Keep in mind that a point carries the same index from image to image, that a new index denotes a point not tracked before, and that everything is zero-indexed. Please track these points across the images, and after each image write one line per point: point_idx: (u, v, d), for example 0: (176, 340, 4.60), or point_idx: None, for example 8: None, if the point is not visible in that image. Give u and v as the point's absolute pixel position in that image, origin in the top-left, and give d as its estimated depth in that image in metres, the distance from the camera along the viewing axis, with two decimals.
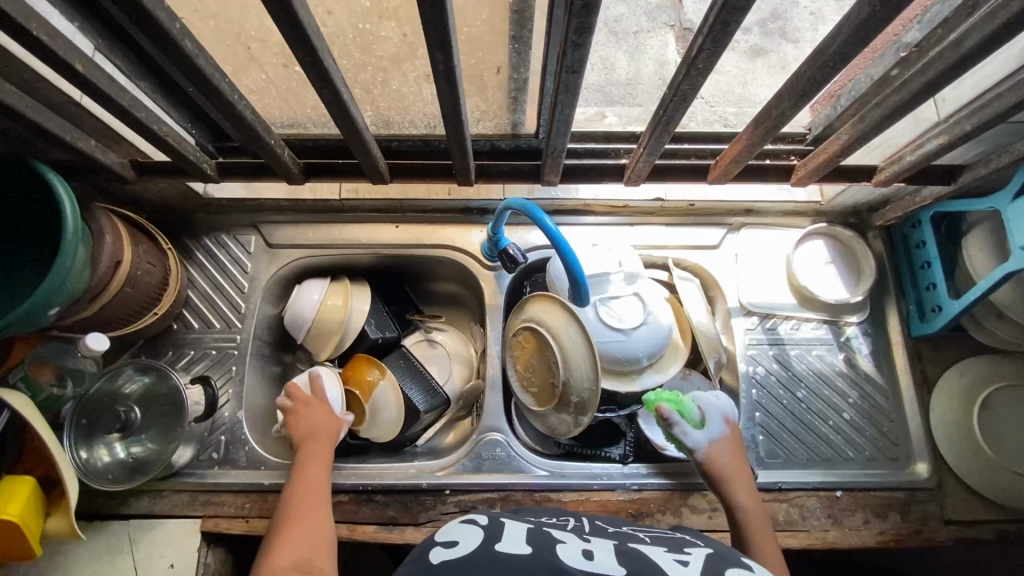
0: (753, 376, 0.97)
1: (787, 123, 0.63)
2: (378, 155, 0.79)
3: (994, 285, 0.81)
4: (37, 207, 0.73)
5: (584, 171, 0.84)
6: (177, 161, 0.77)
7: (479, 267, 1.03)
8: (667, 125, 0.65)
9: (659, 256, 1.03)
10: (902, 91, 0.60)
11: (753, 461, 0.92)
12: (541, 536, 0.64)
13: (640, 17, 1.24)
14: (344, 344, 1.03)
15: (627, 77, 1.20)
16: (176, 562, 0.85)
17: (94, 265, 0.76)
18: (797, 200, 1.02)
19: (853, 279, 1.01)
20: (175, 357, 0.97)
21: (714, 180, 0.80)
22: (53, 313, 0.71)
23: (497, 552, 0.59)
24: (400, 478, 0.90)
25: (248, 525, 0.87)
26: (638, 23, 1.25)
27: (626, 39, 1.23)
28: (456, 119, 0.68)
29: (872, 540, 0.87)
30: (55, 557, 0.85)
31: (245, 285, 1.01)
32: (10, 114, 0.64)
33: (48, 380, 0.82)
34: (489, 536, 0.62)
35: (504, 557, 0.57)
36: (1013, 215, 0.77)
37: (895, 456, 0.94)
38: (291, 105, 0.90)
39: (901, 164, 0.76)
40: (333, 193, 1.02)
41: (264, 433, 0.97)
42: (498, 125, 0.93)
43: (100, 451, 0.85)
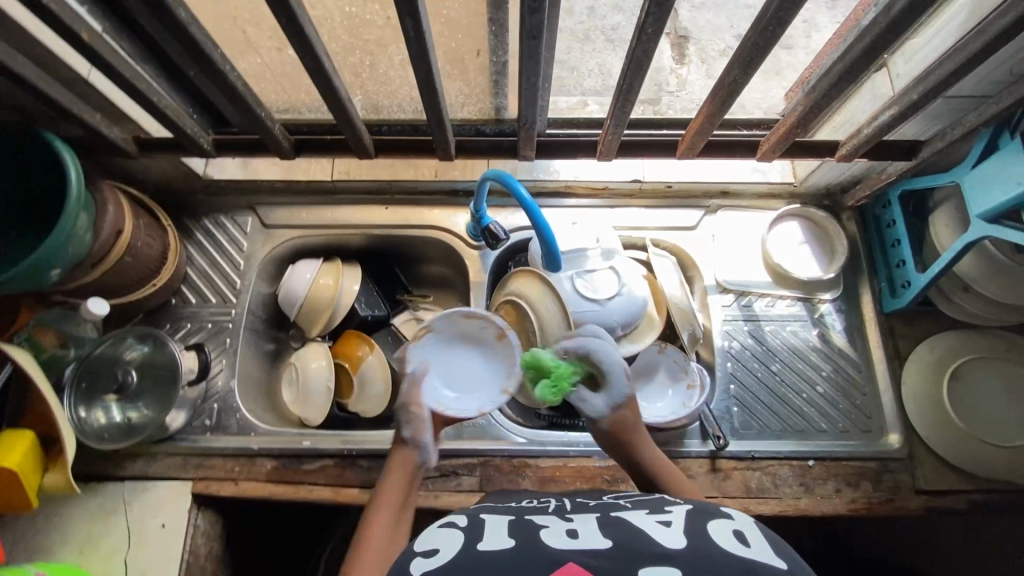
0: (728, 350, 1.00)
1: (741, 91, 0.68)
2: (362, 130, 0.84)
3: (957, 255, 0.84)
4: (44, 176, 0.78)
5: (559, 147, 0.88)
6: (176, 135, 0.82)
7: (464, 246, 1.07)
8: (629, 94, 0.70)
9: (638, 236, 1.06)
10: (843, 61, 0.65)
11: (727, 431, 0.95)
12: (525, 526, 0.60)
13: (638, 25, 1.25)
14: (335, 321, 1.08)
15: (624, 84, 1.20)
16: (167, 522, 0.89)
17: (97, 230, 0.80)
18: (770, 181, 1.07)
19: (827, 259, 1.04)
20: (172, 329, 1.01)
21: (682, 155, 0.84)
22: (54, 274, 0.76)
23: (482, 552, 0.55)
24: (385, 442, 0.93)
25: (237, 487, 0.91)
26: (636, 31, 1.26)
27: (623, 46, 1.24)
28: (433, 92, 0.73)
29: (844, 508, 0.89)
30: (53, 517, 0.89)
31: (240, 262, 1.06)
32: (21, 84, 0.69)
33: (51, 343, 0.87)
34: (471, 536, 0.58)
35: (491, 559, 0.54)
36: (971, 186, 0.80)
37: (868, 428, 0.96)
38: (286, 89, 0.96)
39: (859, 137, 0.79)
40: (325, 175, 1.08)
41: (254, 403, 1.01)
42: (482, 110, 0.96)
43: (97, 413, 0.89)
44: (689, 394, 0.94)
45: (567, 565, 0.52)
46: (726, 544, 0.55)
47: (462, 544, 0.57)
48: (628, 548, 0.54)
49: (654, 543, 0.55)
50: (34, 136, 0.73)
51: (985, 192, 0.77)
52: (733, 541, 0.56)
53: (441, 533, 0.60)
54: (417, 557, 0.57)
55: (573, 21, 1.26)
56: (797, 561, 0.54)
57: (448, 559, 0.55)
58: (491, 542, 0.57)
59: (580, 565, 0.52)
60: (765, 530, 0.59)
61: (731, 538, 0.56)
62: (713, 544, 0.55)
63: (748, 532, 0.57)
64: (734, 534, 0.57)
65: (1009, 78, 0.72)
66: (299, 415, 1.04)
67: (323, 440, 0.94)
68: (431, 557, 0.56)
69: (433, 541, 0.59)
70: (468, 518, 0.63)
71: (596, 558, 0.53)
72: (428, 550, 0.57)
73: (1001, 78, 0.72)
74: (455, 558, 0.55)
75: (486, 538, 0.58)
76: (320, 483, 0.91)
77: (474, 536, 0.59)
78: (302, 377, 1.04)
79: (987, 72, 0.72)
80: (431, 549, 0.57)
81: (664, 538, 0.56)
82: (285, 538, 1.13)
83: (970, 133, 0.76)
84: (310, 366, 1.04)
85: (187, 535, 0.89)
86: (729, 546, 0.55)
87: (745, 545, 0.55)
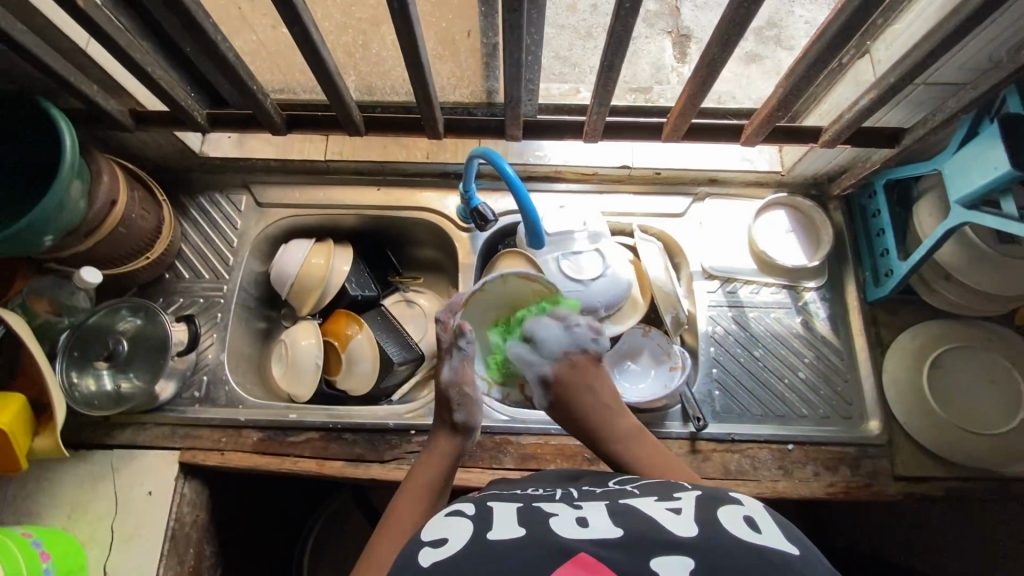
0: (712, 335, 1.01)
1: (720, 69, 0.69)
2: (353, 107, 0.85)
3: (936, 242, 0.85)
4: (41, 145, 0.80)
5: (546, 128, 0.90)
6: (170, 108, 0.84)
7: (454, 228, 1.08)
8: (611, 71, 0.72)
9: (626, 222, 1.07)
10: (820, 41, 0.66)
11: (708, 414, 0.96)
12: (532, 514, 0.55)
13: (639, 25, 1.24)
14: (324, 300, 1.09)
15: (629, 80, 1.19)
16: (154, 490, 0.91)
17: (92, 200, 0.82)
18: (758, 170, 1.08)
19: (813, 247, 1.04)
20: (165, 304, 1.03)
21: (667, 138, 0.86)
22: (48, 241, 0.78)
23: (487, 543, 0.50)
24: (369, 418, 0.95)
25: (223, 457, 0.92)
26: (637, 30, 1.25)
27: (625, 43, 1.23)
28: (421, 70, 0.74)
29: (822, 491, 0.90)
30: (42, 482, 0.91)
31: (233, 240, 1.07)
32: (20, 51, 0.71)
33: (45, 310, 0.90)
34: (477, 525, 0.53)
35: (497, 550, 0.49)
36: (950, 174, 0.81)
37: (848, 415, 0.96)
38: (281, 68, 0.97)
39: (841, 122, 0.80)
40: (319, 154, 1.10)
41: (244, 378, 1.03)
42: (473, 92, 0.98)
43: (88, 379, 0.92)
44: (671, 375, 0.96)
45: (577, 557, 0.47)
46: (738, 530, 0.50)
47: (470, 534, 0.52)
48: (639, 536, 0.50)
49: (666, 530, 0.50)
50: (31, 104, 0.75)
51: (964, 178, 0.78)
52: (746, 525, 0.51)
53: (446, 522, 0.55)
54: (422, 549, 0.51)
55: (576, 18, 1.23)
56: (812, 548, 0.50)
57: (453, 553, 0.49)
58: (499, 531, 0.52)
59: (592, 558, 0.47)
60: (776, 512, 0.55)
61: (743, 522, 0.51)
62: (727, 533, 0.50)
63: (760, 516, 0.53)
64: (747, 519, 0.52)
65: (987, 64, 0.73)
66: (287, 390, 1.05)
67: (309, 414, 0.96)
68: (435, 548, 0.51)
69: (437, 530, 0.54)
70: (475, 507, 0.58)
71: (607, 548, 0.48)
72: (433, 541, 0.52)
73: (980, 64, 0.74)
74: (459, 550, 0.50)
75: (494, 528, 0.52)
76: (304, 455, 0.93)
77: (481, 526, 0.53)
78: (292, 353, 1.06)
79: (964, 58, 0.73)
80: (436, 540, 0.52)
81: (676, 526, 0.51)
82: (274, 514, 1.16)
83: (951, 119, 0.77)
84: (300, 343, 1.06)
85: (174, 503, 0.90)
86: (744, 533, 0.50)
87: (758, 531, 0.50)
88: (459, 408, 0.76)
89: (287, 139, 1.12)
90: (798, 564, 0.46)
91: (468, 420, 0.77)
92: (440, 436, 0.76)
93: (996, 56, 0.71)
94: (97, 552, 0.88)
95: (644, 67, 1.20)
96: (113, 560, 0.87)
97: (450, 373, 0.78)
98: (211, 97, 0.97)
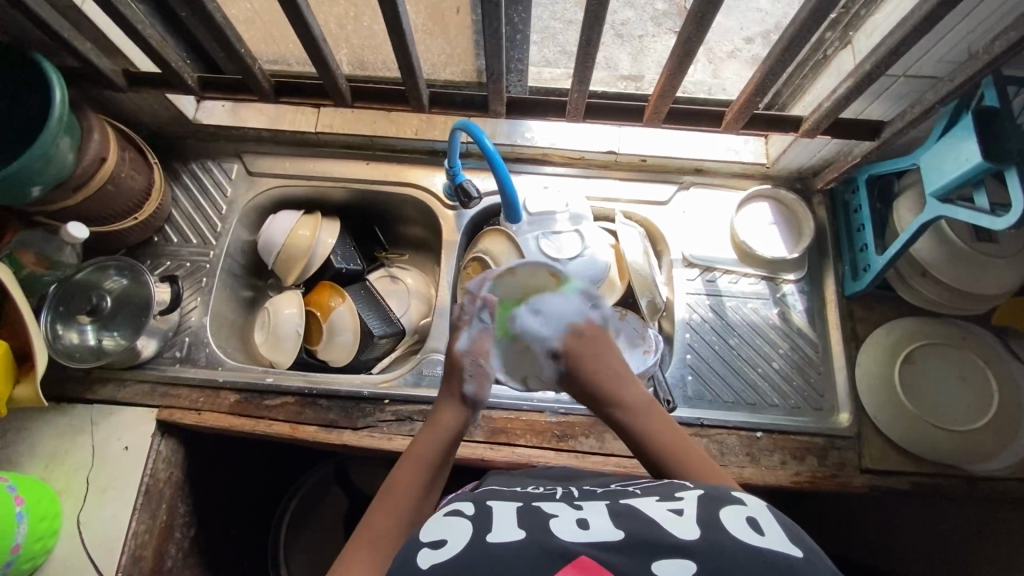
0: (689, 321, 1.02)
1: (697, 48, 0.71)
2: (341, 80, 0.86)
3: (911, 236, 0.85)
4: (34, 99, 0.82)
5: (531, 107, 0.91)
6: (163, 71, 0.86)
7: (440, 206, 1.10)
8: (590, 47, 0.73)
9: (610, 208, 1.08)
10: (792, 26, 0.68)
11: (678, 398, 0.97)
12: (534, 515, 0.55)
13: (646, 21, 1.22)
14: (310, 271, 1.10)
15: (629, 74, 1.19)
16: (130, 445, 0.92)
17: (81, 155, 0.84)
18: (743, 161, 1.08)
19: (794, 239, 1.05)
20: (153, 265, 1.05)
21: (649, 120, 0.88)
22: (35, 192, 0.80)
23: (489, 545, 0.50)
24: (345, 385, 0.96)
25: (199, 417, 0.94)
26: (643, 28, 1.23)
27: (630, 41, 1.22)
28: (404, 45, 0.76)
29: (787, 479, 0.90)
30: (23, 432, 0.93)
31: (223, 207, 1.09)
32: (17, 5, 0.74)
33: (31, 262, 0.92)
34: (477, 527, 0.53)
35: (498, 552, 0.49)
36: (926, 166, 0.81)
37: (819, 406, 0.97)
38: (275, 38, 0.99)
39: (821, 111, 0.82)
40: (310, 126, 1.11)
41: (225, 342, 1.05)
42: (464, 71, 1.01)
43: (72, 333, 0.94)
44: (644, 359, 0.95)
45: (577, 560, 0.48)
46: (741, 532, 0.50)
47: (469, 536, 0.52)
48: (638, 538, 0.50)
49: (667, 532, 0.50)
50: (28, 58, 0.78)
51: (939, 169, 0.79)
52: (749, 528, 0.51)
53: (445, 522, 0.55)
54: (421, 549, 0.52)
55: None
56: (814, 548, 0.51)
57: (454, 556, 0.50)
58: (499, 533, 0.52)
59: (591, 560, 0.48)
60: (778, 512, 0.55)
61: (746, 525, 0.52)
62: (729, 535, 0.50)
63: (763, 517, 0.53)
64: (749, 520, 0.52)
65: (964, 56, 0.74)
66: (268, 357, 1.07)
67: (287, 379, 0.98)
68: (434, 549, 0.51)
69: (437, 531, 0.54)
70: (474, 506, 0.58)
71: (608, 551, 0.49)
72: (433, 541, 0.52)
73: (957, 57, 0.74)
74: (462, 552, 0.50)
75: (494, 529, 0.53)
76: (279, 419, 0.94)
77: (481, 526, 0.53)
78: (274, 321, 1.07)
79: (941, 51, 0.74)
80: (435, 540, 0.52)
81: (677, 527, 0.51)
82: (252, 483, 1.17)
83: (929, 110, 0.77)
84: (283, 311, 1.07)
85: (149, 459, 0.92)
86: (746, 535, 0.50)
87: (761, 533, 0.51)
88: (467, 379, 0.73)
89: (279, 109, 1.11)
90: (801, 567, 0.47)
91: (477, 393, 0.73)
92: (445, 402, 0.72)
93: (972, 49, 0.72)
94: (72, 502, 0.89)
95: (649, 65, 1.20)
96: (87, 512, 0.89)
97: (466, 344, 0.77)
98: (207, 63, 0.99)
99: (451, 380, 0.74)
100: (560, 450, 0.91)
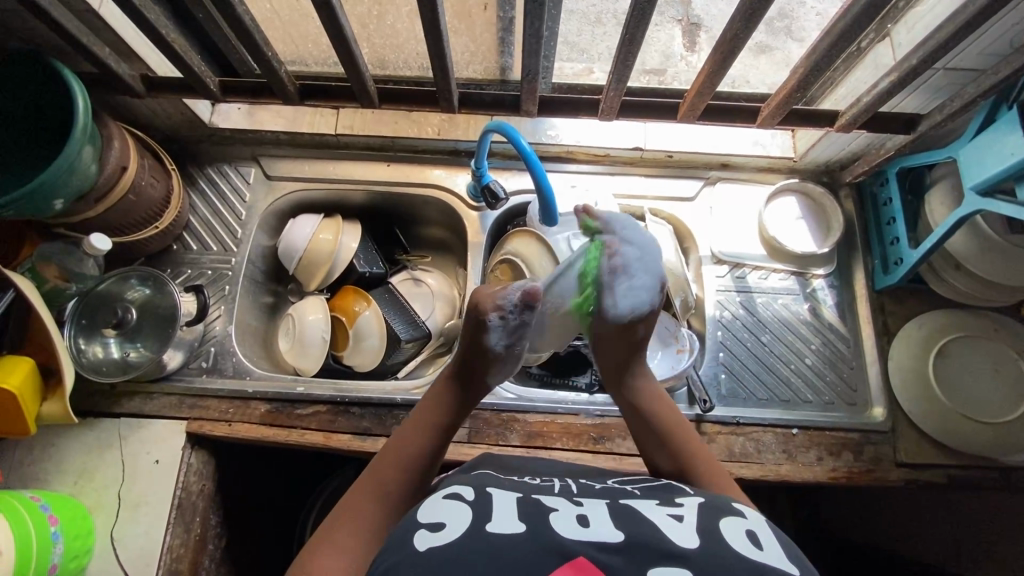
0: (719, 319, 1.02)
1: (744, 46, 0.70)
2: (370, 81, 0.84)
3: (948, 231, 0.85)
4: (51, 105, 0.80)
5: (561, 106, 0.90)
6: (185, 75, 0.84)
7: (464, 207, 1.08)
8: (632, 46, 0.72)
9: (637, 205, 1.07)
10: (842, 20, 0.67)
11: (713, 397, 0.96)
12: (533, 506, 0.54)
13: None
14: (333, 275, 1.08)
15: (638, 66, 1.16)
16: (161, 458, 0.91)
17: (102, 164, 0.82)
18: (770, 155, 1.06)
19: (822, 234, 1.04)
20: (173, 274, 1.03)
21: (684, 117, 0.87)
22: (57, 205, 0.78)
23: (490, 535, 0.49)
24: (377, 392, 0.95)
25: (230, 428, 0.93)
26: None
27: None
28: (440, 48, 0.74)
29: (824, 475, 0.90)
30: (50, 448, 0.91)
31: (242, 212, 1.07)
32: (38, 12, 0.71)
33: (53, 275, 0.89)
34: (476, 514, 0.52)
35: (496, 544, 0.48)
36: (967, 161, 0.80)
37: (853, 401, 0.97)
38: (294, 39, 0.97)
39: (859, 105, 0.81)
40: (330, 128, 1.08)
41: (251, 350, 1.03)
42: (486, 68, 0.96)
43: (96, 346, 0.92)
44: (678, 358, 0.96)
45: (574, 560, 0.46)
46: (739, 544, 0.50)
47: (468, 522, 0.51)
48: (641, 544, 0.49)
49: (668, 539, 0.49)
50: (45, 65, 0.75)
51: (981, 164, 0.78)
52: (748, 540, 0.50)
53: (444, 506, 0.54)
54: (418, 530, 0.51)
55: (587, 4, 1.16)
56: (809, 567, 0.49)
57: (453, 540, 0.49)
58: (498, 523, 0.51)
59: (590, 562, 0.46)
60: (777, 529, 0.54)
61: (745, 537, 0.51)
62: (729, 547, 0.49)
63: (761, 531, 0.52)
64: (749, 534, 0.52)
65: (1007, 49, 0.73)
66: (294, 364, 1.05)
67: (316, 387, 0.96)
68: (433, 532, 0.50)
69: (434, 513, 0.53)
70: (473, 491, 0.57)
71: (607, 553, 0.47)
72: (431, 524, 0.51)
73: (1001, 49, 0.73)
74: (460, 536, 0.49)
75: (493, 518, 0.52)
76: (311, 428, 0.93)
77: (481, 514, 0.52)
78: (299, 328, 1.05)
79: (985, 44, 0.73)
80: (434, 522, 0.51)
81: (677, 534, 0.50)
82: (278, 489, 1.16)
83: (969, 104, 0.77)
84: (307, 319, 1.05)
85: (180, 472, 0.91)
86: (744, 548, 0.49)
87: (760, 547, 0.50)
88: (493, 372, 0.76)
89: (297, 111, 1.08)
90: None
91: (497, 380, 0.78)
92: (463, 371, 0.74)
93: (1017, 42, 0.71)
94: (104, 519, 0.88)
95: (654, 54, 1.17)
96: (120, 527, 0.87)
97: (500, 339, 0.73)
98: (224, 65, 0.96)
99: (472, 363, 0.74)
100: (597, 451, 0.91)
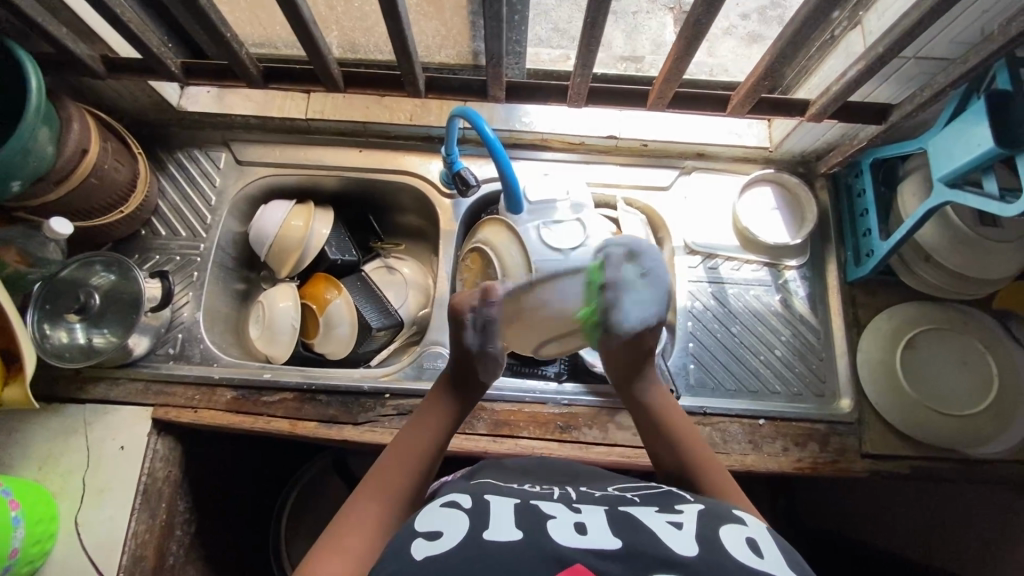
0: (691, 309, 1.01)
1: (706, 31, 0.68)
2: (333, 64, 0.83)
3: (917, 224, 0.84)
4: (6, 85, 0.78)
5: (530, 92, 0.89)
6: (144, 56, 0.82)
7: (437, 194, 1.07)
8: (593, 30, 0.70)
9: (611, 194, 1.06)
10: (805, 6, 0.66)
11: (682, 387, 0.96)
12: (532, 514, 0.54)
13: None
14: (303, 263, 1.07)
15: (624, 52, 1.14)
16: (126, 445, 0.91)
17: (61, 145, 0.80)
18: (746, 145, 1.06)
19: (796, 226, 1.03)
20: (141, 260, 1.02)
21: (652, 105, 0.86)
22: (15, 187, 0.77)
23: (486, 543, 0.49)
24: (345, 380, 0.95)
25: (196, 415, 0.92)
26: (637, 5, 1.17)
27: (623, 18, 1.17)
28: (401, 32, 0.73)
29: (789, 465, 0.91)
30: (13, 433, 0.91)
31: (212, 198, 1.06)
32: None
33: (14, 259, 0.87)
34: (474, 521, 0.52)
35: (495, 552, 0.48)
36: (936, 152, 0.80)
37: (821, 392, 0.97)
38: (261, 21, 0.95)
39: (829, 94, 0.80)
40: (300, 112, 1.06)
41: (219, 336, 1.02)
42: (459, 53, 0.98)
43: (61, 332, 0.91)
44: None
45: (574, 568, 0.46)
46: (740, 552, 0.49)
47: (466, 531, 0.51)
48: (637, 551, 0.48)
49: (667, 547, 0.49)
50: None
51: (949, 154, 0.77)
52: (749, 549, 0.50)
53: (442, 515, 0.54)
54: (415, 540, 0.51)
55: None
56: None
57: (452, 548, 0.49)
58: (497, 531, 0.51)
59: (587, 568, 0.46)
60: (780, 537, 0.54)
61: (747, 546, 0.50)
62: (730, 556, 0.49)
63: (764, 539, 0.52)
64: (749, 542, 0.51)
65: (978, 37, 0.72)
66: (264, 352, 1.04)
67: (284, 374, 0.96)
68: (430, 542, 0.50)
69: (432, 522, 0.53)
70: (471, 500, 0.56)
71: (606, 561, 0.47)
72: (428, 533, 0.51)
73: (969, 38, 0.72)
74: (459, 546, 0.49)
75: (491, 526, 0.51)
76: (278, 415, 0.93)
77: (478, 522, 0.52)
78: (270, 315, 1.04)
79: (954, 33, 0.72)
80: (431, 532, 0.51)
81: (677, 542, 0.50)
82: (250, 477, 1.16)
83: (938, 94, 0.76)
84: (277, 305, 1.05)
85: (146, 458, 0.90)
86: (744, 555, 0.49)
87: (760, 556, 0.49)
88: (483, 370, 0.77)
89: (267, 95, 1.07)
90: None
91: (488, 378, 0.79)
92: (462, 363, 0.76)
93: (986, 30, 0.70)
94: (69, 504, 0.88)
95: (645, 43, 1.15)
96: (85, 512, 0.87)
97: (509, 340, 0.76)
98: (190, 46, 0.95)
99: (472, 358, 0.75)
100: (563, 440, 0.91)
